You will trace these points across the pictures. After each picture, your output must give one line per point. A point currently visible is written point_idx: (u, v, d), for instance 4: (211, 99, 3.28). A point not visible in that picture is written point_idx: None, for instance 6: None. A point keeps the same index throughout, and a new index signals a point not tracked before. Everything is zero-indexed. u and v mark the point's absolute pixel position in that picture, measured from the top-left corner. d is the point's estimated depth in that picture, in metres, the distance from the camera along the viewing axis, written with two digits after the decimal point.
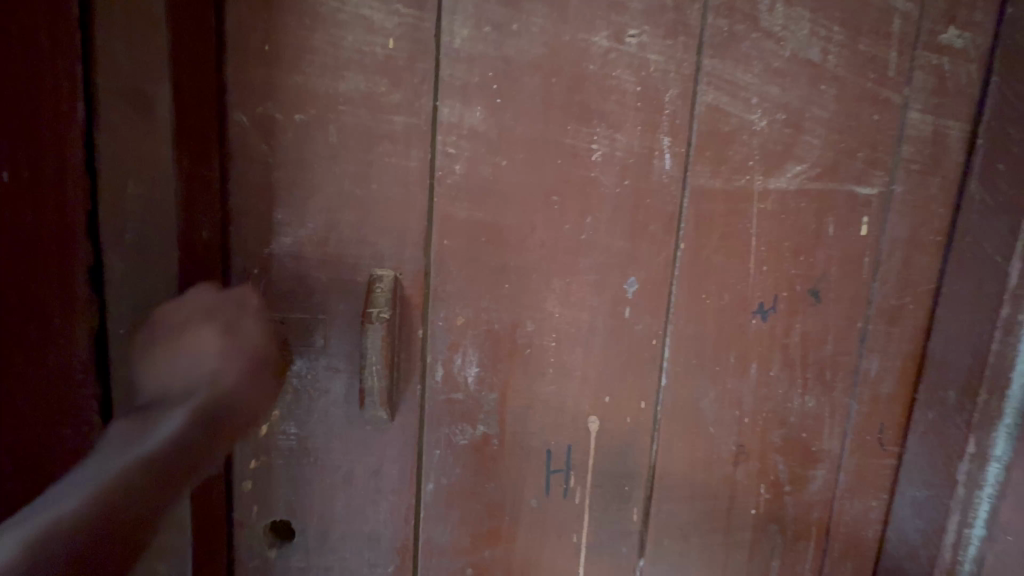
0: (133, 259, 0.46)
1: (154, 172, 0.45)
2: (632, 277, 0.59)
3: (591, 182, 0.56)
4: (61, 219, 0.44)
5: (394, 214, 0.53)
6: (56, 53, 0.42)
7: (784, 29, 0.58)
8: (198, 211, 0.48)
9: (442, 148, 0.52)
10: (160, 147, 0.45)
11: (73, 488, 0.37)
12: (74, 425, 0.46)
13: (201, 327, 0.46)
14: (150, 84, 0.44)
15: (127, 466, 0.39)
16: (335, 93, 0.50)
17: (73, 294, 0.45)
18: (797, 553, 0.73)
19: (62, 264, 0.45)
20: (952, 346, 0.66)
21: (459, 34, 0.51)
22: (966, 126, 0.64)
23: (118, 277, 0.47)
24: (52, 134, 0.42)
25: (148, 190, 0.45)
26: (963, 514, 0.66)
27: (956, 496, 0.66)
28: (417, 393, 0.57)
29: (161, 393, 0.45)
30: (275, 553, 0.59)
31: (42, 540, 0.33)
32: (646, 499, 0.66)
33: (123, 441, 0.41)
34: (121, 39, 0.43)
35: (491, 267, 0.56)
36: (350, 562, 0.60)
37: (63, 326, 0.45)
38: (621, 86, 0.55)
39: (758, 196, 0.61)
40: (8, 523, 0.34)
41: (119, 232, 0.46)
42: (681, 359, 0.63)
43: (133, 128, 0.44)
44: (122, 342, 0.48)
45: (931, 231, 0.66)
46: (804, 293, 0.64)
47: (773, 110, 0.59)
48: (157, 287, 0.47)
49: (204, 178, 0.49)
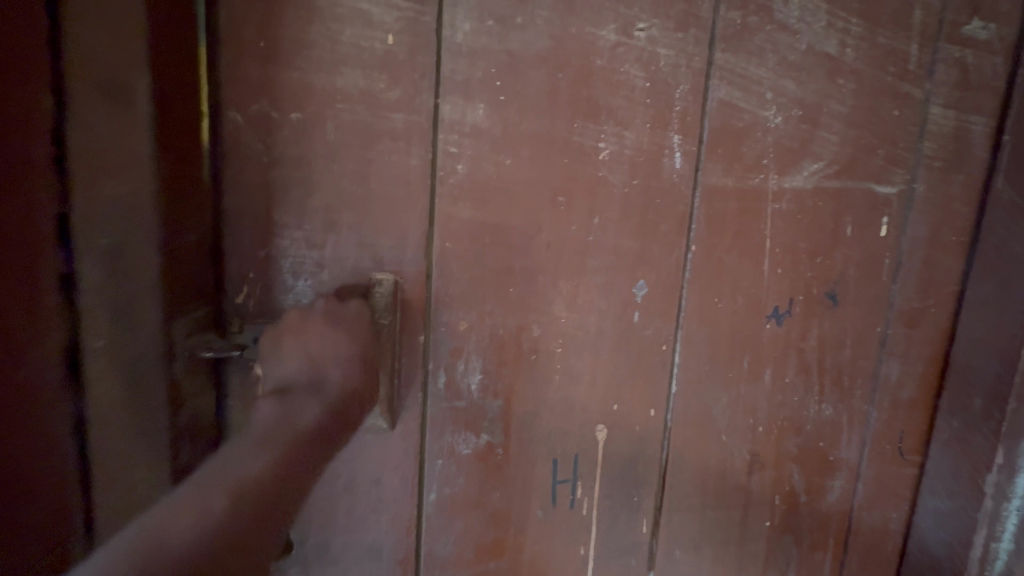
0: (112, 268, 0.41)
1: (133, 168, 0.41)
2: (641, 279, 0.57)
3: (599, 181, 0.54)
4: (26, 223, 0.35)
5: (396, 214, 0.51)
6: (21, 27, 0.34)
7: (800, 21, 0.55)
8: (182, 212, 0.46)
9: (444, 145, 0.50)
10: (141, 141, 0.41)
11: (247, 452, 0.39)
12: (46, 464, 0.39)
13: (325, 330, 0.48)
14: (127, 71, 0.40)
15: (293, 436, 0.41)
16: (333, 90, 0.48)
17: (39, 312, 0.37)
18: (813, 565, 0.70)
19: (27, 277, 0.36)
20: (978, 350, 0.64)
21: (462, 28, 0.49)
22: (990, 121, 0.62)
23: (94, 288, 0.40)
24: (18, 119, 0.34)
25: (129, 188, 0.41)
26: (990, 527, 0.62)
27: (984, 508, 0.62)
28: (419, 399, 0.55)
29: (287, 379, 0.46)
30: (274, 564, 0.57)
31: (239, 501, 0.36)
32: (656, 510, 0.64)
33: (274, 419, 0.42)
34: (93, 20, 0.38)
35: (496, 269, 0.54)
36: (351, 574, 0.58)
37: (29, 351, 0.37)
38: (630, 82, 0.53)
39: (773, 195, 0.58)
40: (199, 480, 0.36)
41: (98, 236, 0.40)
42: (693, 364, 0.61)
43: (115, 121, 0.40)
44: (101, 359, 0.41)
45: (953, 230, 0.64)
46: (821, 296, 0.62)
47: (788, 105, 0.57)
48: (139, 295, 0.43)
49: (190, 178, 0.46)
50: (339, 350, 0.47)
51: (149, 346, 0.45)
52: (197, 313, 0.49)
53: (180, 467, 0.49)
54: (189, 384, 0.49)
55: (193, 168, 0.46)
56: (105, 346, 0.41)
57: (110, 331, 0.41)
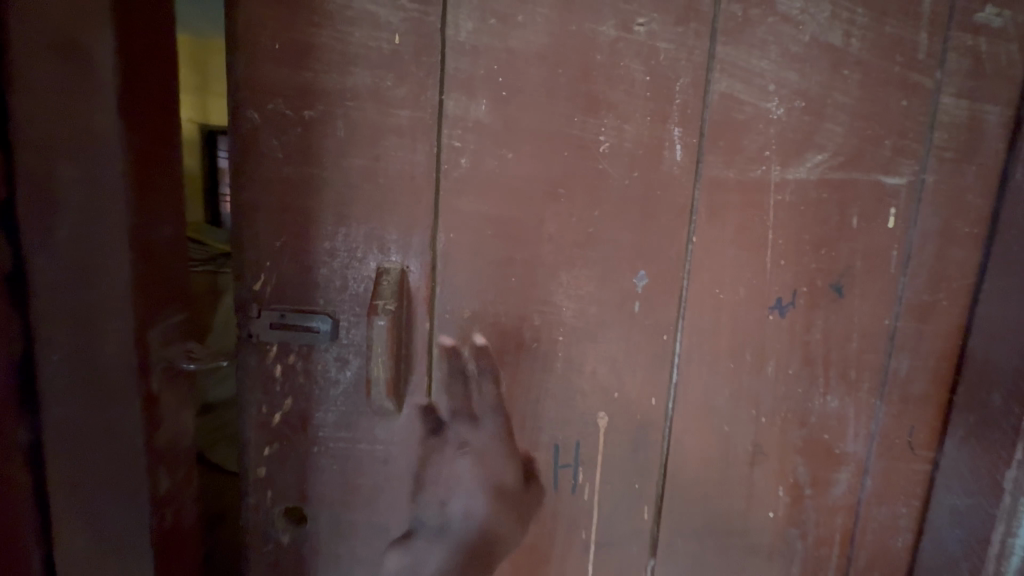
0: (72, 262, 0.42)
1: (90, 151, 0.41)
2: (641, 270, 0.58)
3: (599, 174, 0.56)
4: None
5: (402, 207, 0.53)
6: None
7: (803, 12, 0.55)
8: (151, 210, 0.46)
9: (447, 141, 0.53)
10: (107, 121, 0.41)
11: None
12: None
13: (460, 473, 0.59)
14: (85, 38, 0.40)
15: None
16: (342, 89, 0.51)
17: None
18: (819, 559, 0.70)
19: None
20: (995, 344, 0.62)
21: (465, 27, 0.51)
22: (1005, 110, 0.60)
23: (46, 285, 0.41)
24: None
25: (85, 177, 0.41)
26: (1008, 524, 0.60)
27: (1001, 505, 0.60)
28: (423, 379, 0.57)
29: (418, 518, 0.60)
30: (289, 538, 0.60)
31: None
32: (658, 498, 0.65)
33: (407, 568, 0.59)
34: None
35: (499, 259, 0.56)
36: (361, 550, 0.61)
37: None
38: (630, 75, 0.54)
39: (776, 187, 0.58)
40: None
41: (50, 229, 0.41)
42: (694, 355, 0.61)
43: (64, 104, 0.40)
44: (56, 362, 0.42)
45: (967, 222, 0.63)
46: (826, 287, 0.62)
47: (791, 97, 0.57)
48: (101, 299, 0.43)
49: (162, 173, 0.48)
50: (472, 495, 0.59)
51: (118, 352, 0.44)
52: (171, 318, 0.50)
53: (158, 482, 0.49)
54: (169, 395, 0.50)
55: (167, 161, 0.48)
56: (62, 356, 0.42)
57: (68, 324, 0.42)
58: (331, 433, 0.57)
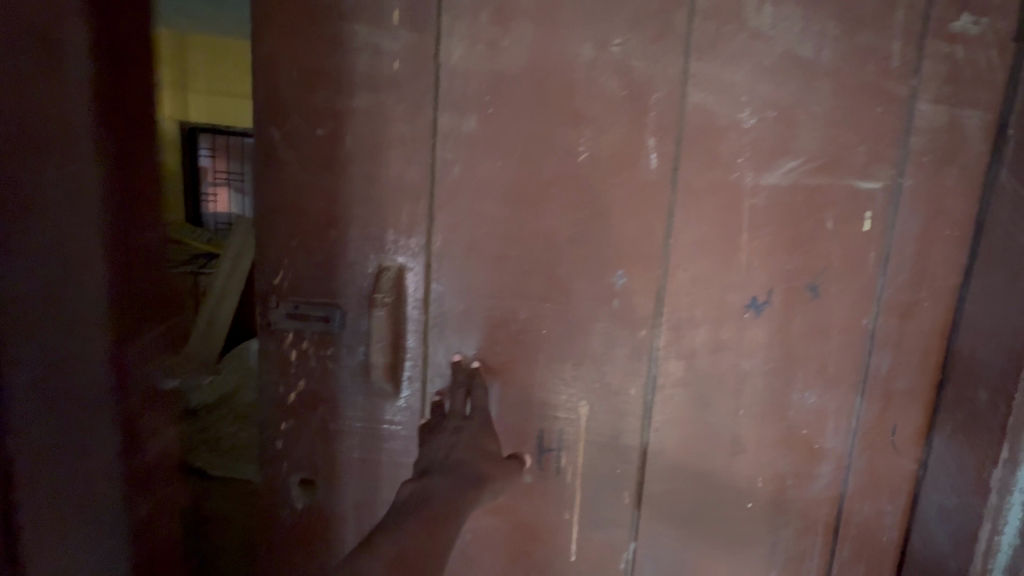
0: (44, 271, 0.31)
1: (69, 140, 0.31)
2: (620, 269, 0.63)
3: (580, 181, 0.61)
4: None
5: (398, 211, 0.60)
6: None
7: (773, 28, 0.59)
8: (139, 202, 0.36)
9: (441, 152, 0.59)
10: (84, 100, 0.31)
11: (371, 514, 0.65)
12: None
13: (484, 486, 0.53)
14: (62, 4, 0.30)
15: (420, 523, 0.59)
16: (350, 109, 0.58)
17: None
18: (802, 551, 0.72)
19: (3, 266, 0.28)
20: (985, 345, 0.63)
21: (456, 52, 0.57)
22: (985, 115, 0.62)
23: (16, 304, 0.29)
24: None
25: (66, 167, 0.31)
26: (995, 522, 0.61)
27: (989, 503, 0.61)
28: (420, 367, 0.63)
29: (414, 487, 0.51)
30: (302, 505, 0.66)
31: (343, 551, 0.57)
32: (638, 483, 0.69)
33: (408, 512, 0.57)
34: None
35: (487, 257, 0.62)
36: (364, 520, 0.67)
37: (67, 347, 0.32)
38: (607, 91, 0.59)
39: (751, 191, 0.62)
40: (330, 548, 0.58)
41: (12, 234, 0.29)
42: (674, 348, 0.65)
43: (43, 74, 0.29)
44: (26, 398, 0.31)
45: (948, 224, 0.64)
46: (803, 287, 0.64)
47: (763, 107, 0.60)
48: (82, 315, 0.33)
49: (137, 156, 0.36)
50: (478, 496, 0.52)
51: (93, 375, 0.34)
52: (149, 337, 0.38)
53: (139, 533, 0.39)
54: (151, 420, 0.39)
55: (143, 137, 0.36)
56: (36, 378, 0.31)
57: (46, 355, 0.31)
58: (339, 413, 0.63)
